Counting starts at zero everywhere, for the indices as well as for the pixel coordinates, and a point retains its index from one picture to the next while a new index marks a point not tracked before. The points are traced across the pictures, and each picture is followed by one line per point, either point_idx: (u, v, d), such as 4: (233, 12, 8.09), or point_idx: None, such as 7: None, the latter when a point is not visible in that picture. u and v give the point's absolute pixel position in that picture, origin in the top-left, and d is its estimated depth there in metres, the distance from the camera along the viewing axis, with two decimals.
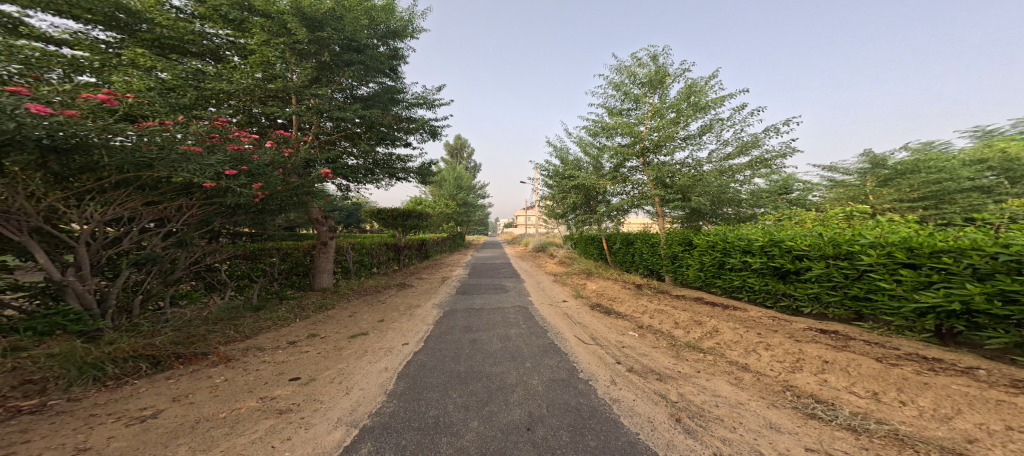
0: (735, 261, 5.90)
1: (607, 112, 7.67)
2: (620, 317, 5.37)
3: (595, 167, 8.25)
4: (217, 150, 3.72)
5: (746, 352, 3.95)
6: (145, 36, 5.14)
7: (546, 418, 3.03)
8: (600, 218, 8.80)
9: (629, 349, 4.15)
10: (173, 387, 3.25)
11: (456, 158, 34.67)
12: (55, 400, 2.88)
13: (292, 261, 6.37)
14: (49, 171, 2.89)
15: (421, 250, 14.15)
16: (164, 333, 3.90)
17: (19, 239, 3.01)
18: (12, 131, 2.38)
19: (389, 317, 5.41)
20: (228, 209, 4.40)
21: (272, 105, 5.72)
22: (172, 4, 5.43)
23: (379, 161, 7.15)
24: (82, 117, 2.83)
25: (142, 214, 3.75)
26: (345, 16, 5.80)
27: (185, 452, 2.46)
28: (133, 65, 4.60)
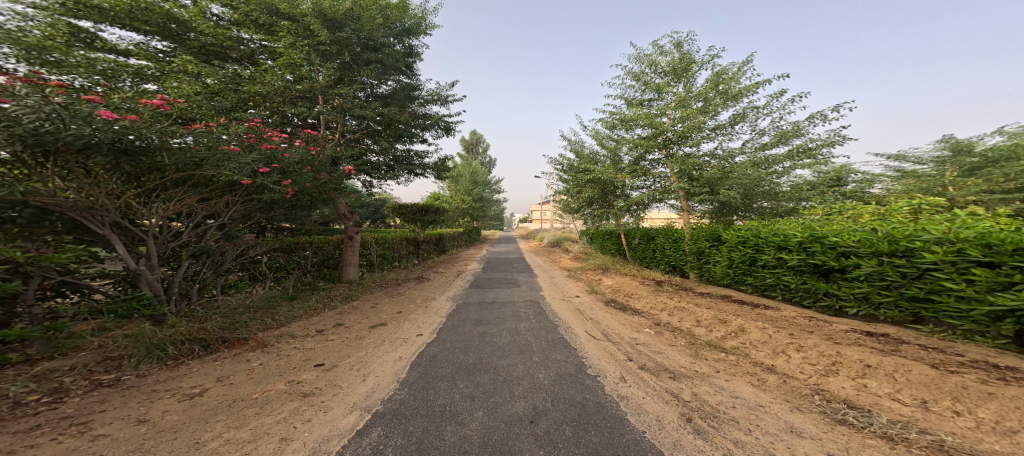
0: (770, 258, 5.45)
1: (627, 103, 7.46)
2: (636, 314, 5.20)
3: (614, 161, 8.06)
4: (254, 150, 4.16)
5: (774, 353, 3.65)
6: (193, 44, 5.83)
7: (550, 412, 3.05)
8: (617, 215, 8.43)
9: (643, 346, 4.00)
10: (218, 368, 3.67)
11: (473, 154, 35.32)
12: (127, 376, 3.39)
13: (324, 255, 7.04)
14: (123, 172, 3.40)
15: (438, 245, 14.63)
16: (214, 319, 4.41)
17: (103, 232, 3.55)
18: (89, 135, 2.82)
19: (406, 309, 5.67)
20: (265, 205, 4.87)
21: (301, 105, 6.13)
22: (214, 12, 6.09)
23: (399, 158, 7.59)
24: (143, 121, 3.27)
25: (196, 210, 4.29)
26: (362, 16, 6.06)
27: (222, 428, 2.79)
28: (185, 71, 5.46)
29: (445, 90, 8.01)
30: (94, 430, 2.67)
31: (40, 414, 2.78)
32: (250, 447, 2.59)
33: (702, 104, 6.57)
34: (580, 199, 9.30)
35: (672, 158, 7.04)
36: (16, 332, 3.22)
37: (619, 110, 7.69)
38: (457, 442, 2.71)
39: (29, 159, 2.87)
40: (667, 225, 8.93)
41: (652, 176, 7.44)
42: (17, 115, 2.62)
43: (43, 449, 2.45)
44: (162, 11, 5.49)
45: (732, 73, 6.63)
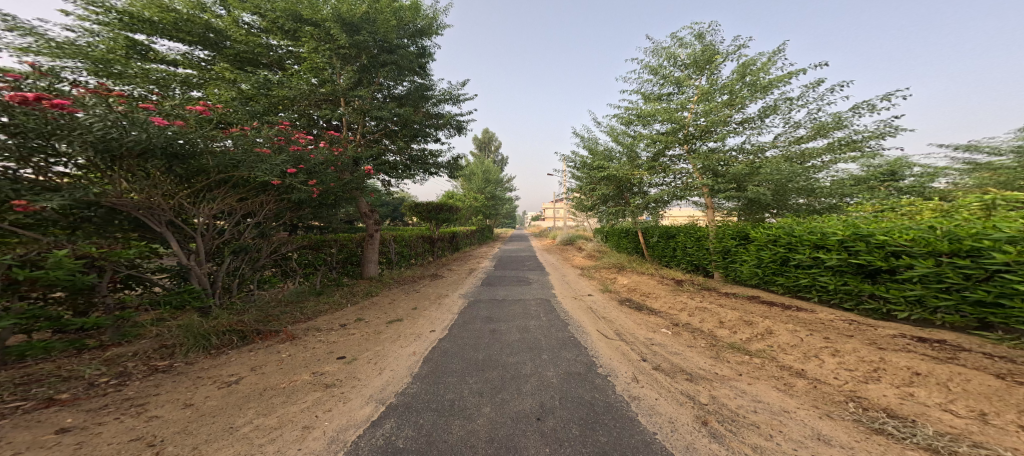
0: (805, 257, 5.05)
1: (645, 98, 7.32)
2: (653, 313, 5.01)
3: (630, 157, 7.91)
4: (284, 151, 4.53)
5: (805, 357, 3.38)
6: (229, 52, 6.29)
7: (558, 410, 3.02)
8: (637, 210, 8.23)
9: (659, 347, 3.85)
10: (253, 358, 3.99)
11: (486, 153, 35.76)
12: (178, 363, 3.78)
13: (347, 252, 7.42)
14: (174, 175, 3.84)
15: (451, 242, 15.01)
16: (251, 312, 4.80)
17: (160, 230, 4.01)
18: (145, 140, 3.19)
19: (421, 306, 5.85)
20: (294, 204, 5.26)
21: (325, 108, 6.52)
22: (246, 21, 6.48)
23: (414, 157, 7.85)
24: (189, 127, 3.65)
25: (236, 208, 4.73)
26: (377, 18, 6.38)
27: (253, 414, 3.03)
28: (223, 78, 5.89)
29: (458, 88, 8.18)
30: (148, 411, 2.99)
31: (107, 396, 3.16)
32: (277, 433, 2.79)
33: (728, 97, 6.47)
34: (594, 197, 9.38)
35: (692, 153, 6.90)
36: (92, 320, 3.69)
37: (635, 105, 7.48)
38: (464, 436, 2.75)
39: (100, 164, 3.32)
40: (689, 223, 8.54)
41: (673, 172, 7.24)
42: (89, 124, 3.03)
43: (108, 426, 2.77)
44: (201, 21, 6.06)
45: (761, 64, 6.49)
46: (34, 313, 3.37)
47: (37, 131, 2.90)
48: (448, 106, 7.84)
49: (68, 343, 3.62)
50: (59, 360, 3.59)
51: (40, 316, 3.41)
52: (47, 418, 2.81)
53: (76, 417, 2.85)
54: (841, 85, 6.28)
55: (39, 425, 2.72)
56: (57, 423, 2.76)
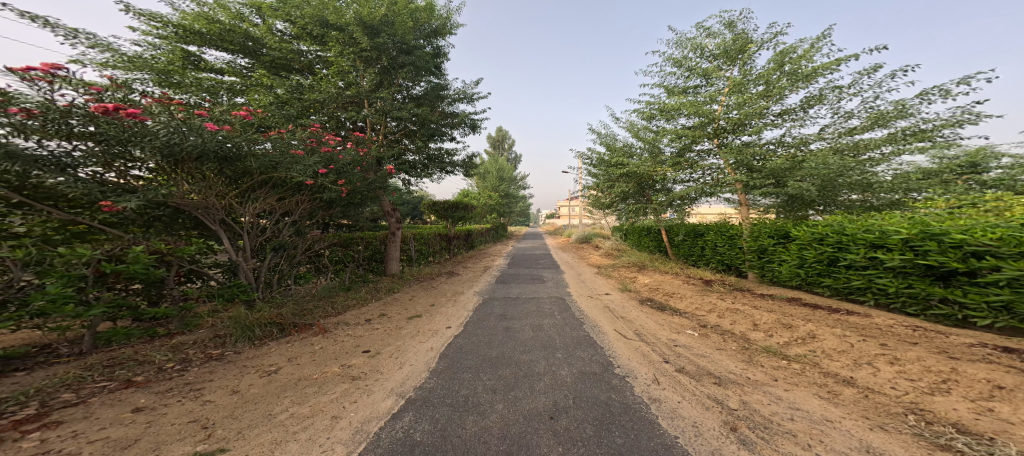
0: (858, 257, 4.53)
1: (669, 91, 7.64)
2: (676, 314, 4.73)
3: (652, 154, 8.03)
4: (315, 152, 4.95)
5: (855, 365, 3.00)
6: (266, 59, 6.82)
7: (572, 409, 2.92)
8: (659, 210, 8.49)
9: (683, 349, 3.60)
10: (290, 350, 4.28)
11: (500, 151, 36.28)
12: (229, 351, 4.15)
13: (373, 249, 7.83)
14: (224, 177, 4.29)
15: (467, 240, 15.40)
16: (289, 306, 5.18)
17: (214, 228, 4.49)
18: (200, 144, 3.65)
19: (438, 302, 6.00)
20: (325, 202, 5.66)
21: (352, 110, 6.98)
22: (279, 29, 6.96)
23: (432, 156, 8.25)
24: (236, 131, 4.10)
25: (275, 207, 5.18)
26: (395, 20, 6.71)
27: (288, 403, 3.23)
28: (261, 83, 6.43)
29: (471, 88, 8.45)
30: (203, 395, 3.31)
31: (172, 379, 3.54)
32: (309, 422, 2.95)
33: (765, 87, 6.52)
34: (613, 193, 9.29)
35: (723, 148, 7.01)
36: (162, 310, 4.17)
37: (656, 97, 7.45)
38: (477, 432, 2.74)
39: (166, 167, 3.85)
40: (720, 222, 8.10)
41: (704, 168, 7.27)
42: (156, 131, 3.52)
43: (172, 407, 3.10)
44: (241, 31, 6.56)
45: (804, 50, 6.51)
46: (119, 302, 3.90)
47: (118, 138, 3.43)
48: (462, 104, 8.14)
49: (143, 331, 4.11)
50: (134, 345, 4.09)
51: (123, 305, 3.89)
52: (126, 397, 3.20)
53: (147, 398, 3.21)
54: (906, 68, 5.70)
55: (120, 404, 3.10)
56: (133, 403, 3.13)
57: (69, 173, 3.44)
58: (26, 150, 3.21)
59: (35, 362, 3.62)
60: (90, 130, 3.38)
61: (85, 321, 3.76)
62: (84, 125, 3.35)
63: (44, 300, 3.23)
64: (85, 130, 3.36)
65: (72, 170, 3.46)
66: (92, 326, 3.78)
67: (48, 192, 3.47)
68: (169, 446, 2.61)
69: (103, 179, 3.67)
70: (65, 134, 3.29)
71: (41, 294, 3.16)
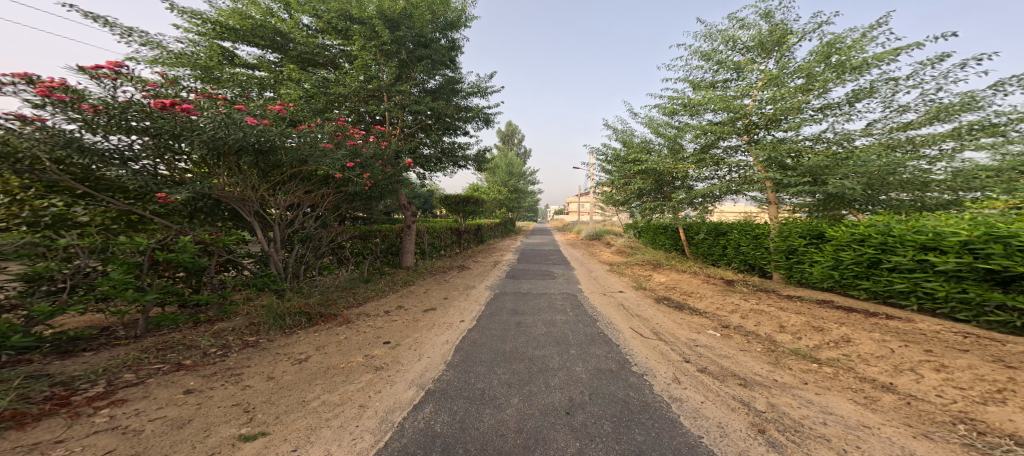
0: (905, 259, 4.21)
1: (694, 86, 7.54)
2: (696, 314, 4.55)
3: (673, 150, 7.95)
4: (341, 146, 5.19)
5: (896, 371, 2.77)
6: (292, 54, 7.10)
7: (588, 405, 2.89)
8: (677, 208, 8.28)
9: (704, 348, 3.45)
10: (316, 339, 4.44)
11: (509, 145, 36.67)
12: (262, 339, 4.37)
13: (390, 242, 8.08)
14: (258, 170, 4.54)
15: (478, 234, 15.62)
16: (315, 296, 5.41)
17: (248, 219, 4.75)
18: (240, 137, 3.89)
19: (451, 296, 6.09)
20: (347, 194, 5.88)
21: (372, 104, 7.22)
22: (305, 23, 7.20)
23: (446, 149, 8.49)
24: (270, 125, 4.36)
25: (302, 200, 5.44)
26: (413, 14, 6.87)
27: (319, 391, 3.36)
28: (289, 78, 6.70)
29: (485, 81, 8.59)
30: (243, 380, 3.51)
31: (214, 364, 3.77)
32: (339, 410, 3.06)
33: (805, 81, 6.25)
34: (628, 190, 9.35)
35: (752, 145, 6.87)
36: (204, 297, 4.45)
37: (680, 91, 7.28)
38: (494, 425, 2.77)
39: (209, 159, 4.14)
40: (743, 220, 7.79)
41: (732, 165, 7.03)
42: (203, 126, 3.78)
43: (217, 391, 3.30)
44: (271, 26, 6.82)
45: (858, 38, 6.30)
46: (170, 289, 4.19)
47: (169, 132, 3.72)
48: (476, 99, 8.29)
49: (188, 317, 4.40)
50: (180, 330, 4.38)
51: (172, 292, 4.18)
52: (177, 379, 3.44)
53: (195, 381, 3.44)
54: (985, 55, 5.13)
55: (172, 385, 3.33)
56: (183, 385, 3.36)
57: (128, 166, 3.78)
58: (93, 144, 3.55)
59: (99, 343, 3.94)
60: (146, 126, 3.69)
61: (140, 306, 4.06)
62: (140, 121, 3.66)
63: (108, 285, 3.54)
64: (141, 125, 3.67)
65: (129, 163, 3.78)
66: (145, 311, 4.07)
67: (110, 183, 3.82)
68: (217, 428, 2.77)
69: (156, 171, 4.00)
70: (125, 128, 3.61)
71: (106, 280, 3.47)
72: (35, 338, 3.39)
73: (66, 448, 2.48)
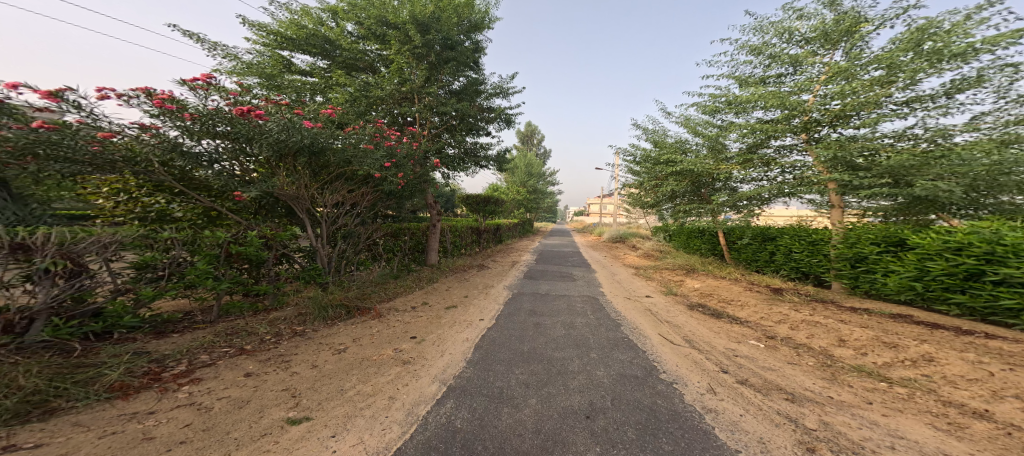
0: (1018, 272, 3.65)
1: (742, 81, 7.20)
2: (737, 323, 4.20)
3: (713, 149, 7.74)
4: (379, 146, 5.64)
5: (995, 397, 2.34)
6: (337, 59, 7.67)
7: (609, 410, 2.73)
8: (718, 211, 7.78)
9: (746, 359, 3.14)
10: (353, 331, 4.76)
11: (529, 147, 37.16)
12: (309, 329, 4.77)
13: (415, 240, 8.62)
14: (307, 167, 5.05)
15: (497, 234, 16.09)
16: (353, 291, 5.84)
17: (301, 216, 5.27)
18: (299, 138, 4.38)
19: (471, 294, 6.29)
20: (380, 192, 6.32)
21: (405, 105, 7.72)
22: (349, 31, 7.78)
23: (468, 150, 8.86)
24: (320, 127, 4.86)
25: (344, 200, 5.95)
26: (441, 16, 7.24)
27: (355, 381, 3.56)
28: (335, 83, 7.30)
29: (507, 82, 8.81)
30: (291, 367, 3.84)
31: (268, 349, 4.19)
32: (371, 400, 3.22)
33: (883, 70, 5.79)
34: (659, 193, 9.06)
35: (811, 144, 6.52)
36: (263, 287, 4.97)
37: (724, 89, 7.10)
38: (512, 425, 2.73)
39: (272, 160, 4.71)
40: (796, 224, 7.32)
41: (787, 166, 6.56)
42: (271, 129, 4.33)
43: (270, 376, 3.65)
44: (320, 35, 7.44)
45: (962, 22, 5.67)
46: (239, 280, 4.75)
47: (245, 135, 4.29)
48: (498, 99, 8.55)
49: (250, 306, 4.96)
50: (243, 318, 4.95)
51: (240, 282, 4.75)
52: (240, 363, 3.87)
53: (254, 365, 3.83)
54: None
55: (236, 368, 3.76)
56: (244, 368, 3.77)
57: (212, 167, 4.40)
58: (189, 148, 4.19)
59: (183, 326, 4.57)
60: (227, 131, 4.28)
61: (214, 294, 4.64)
62: (223, 126, 4.26)
63: (193, 274, 4.17)
64: (223, 130, 4.27)
65: (213, 164, 4.42)
66: (218, 299, 4.65)
67: (196, 182, 4.54)
68: (269, 411, 3.06)
69: (231, 170, 4.62)
70: (210, 133, 4.23)
71: (193, 270, 4.08)
72: (138, 318, 4.09)
73: (154, 419, 2.86)
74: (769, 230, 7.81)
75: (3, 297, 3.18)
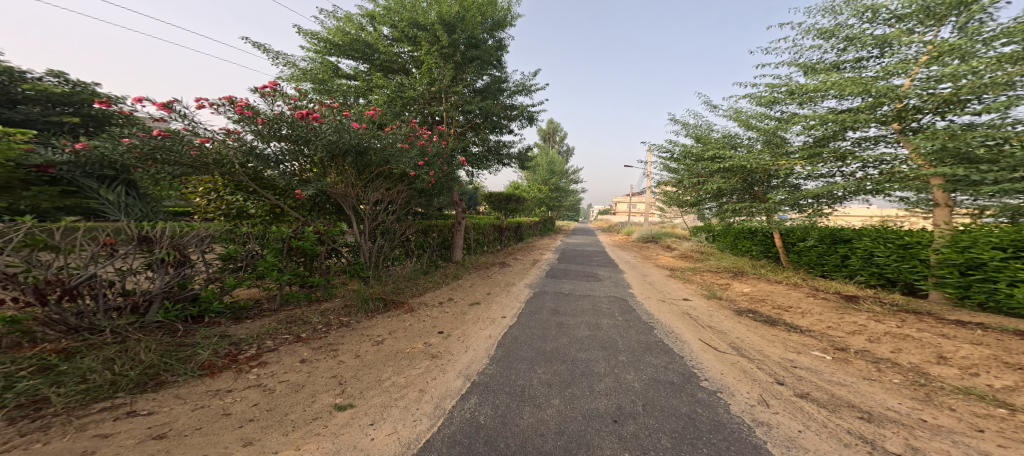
0: None
1: (809, 69, 7.24)
2: (799, 333, 4.12)
3: (770, 144, 7.71)
4: (413, 145, 5.97)
5: None
6: (376, 62, 8.13)
7: (640, 416, 2.50)
8: (772, 210, 7.80)
9: (811, 372, 2.91)
10: (390, 323, 4.94)
11: (550, 143, 39.10)
12: (354, 320, 5.03)
13: (442, 237, 9.06)
14: (353, 166, 5.50)
15: (517, 232, 16.34)
16: (390, 285, 6.14)
17: (346, 212, 5.73)
18: (346, 138, 4.84)
19: (493, 292, 6.41)
20: (411, 190, 6.65)
21: (434, 105, 8.10)
22: (386, 35, 8.18)
23: (492, 147, 9.20)
24: (364, 128, 5.32)
25: (382, 197, 6.35)
26: (465, 16, 7.56)
27: (391, 372, 3.61)
28: (375, 86, 7.84)
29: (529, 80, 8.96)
30: (337, 356, 4.02)
31: (321, 338, 4.46)
32: (403, 391, 3.24)
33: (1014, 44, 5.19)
34: (705, 192, 9.30)
35: (907, 135, 6.11)
36: (317, 279, 5.37)
37: (787, 79, 7.30)
38: (534, 424, 2.57)
39: (325, 160, 5.23)
40: (882, 225, 6.77)
41: (872, 160, 6.19)
42: (324, 131, 4.83)
43: (321, 363, 3.85)
44: (362, 40, 7.88)
45: None
46: (299, 275, 5.18)
47: (303, 137, 4.80)
48: (521, 96, 8.72)
49: (305, 296, 5.36)
50: (300, 307, 5.36)
51: (299, 275, 5.18)
52: (297, 349, 4.16)
53: (308, 352, 4.09)
54: None
55: (292, 353, 4.04)
56: (300, 355, 4.03)
57: (277, 167, 4.93)
58: (261, 151, 4.74)
59: (254, 312, 5.00)
60: (287, 133, 4.81)
61: (277, 284, 5.05)
62: (284, 129, 4.78)
63: (264, 266, 4.68)
64: (285, 133, 4.80)
65: (278, 164, 4.94)
66: (282, 288, 5.06)
67: (265, 182, 5.18)
68: (319, 396, 3.20)
69: (293, 170, 5.20)
70: (277, 136, 4.79)
71: (264, 262, 4.59)
72: (224, 304, 4.58)
73: (232, 397, 3.14)
74: (842, 233, 7.03)
75: (133, 281, 3.84)
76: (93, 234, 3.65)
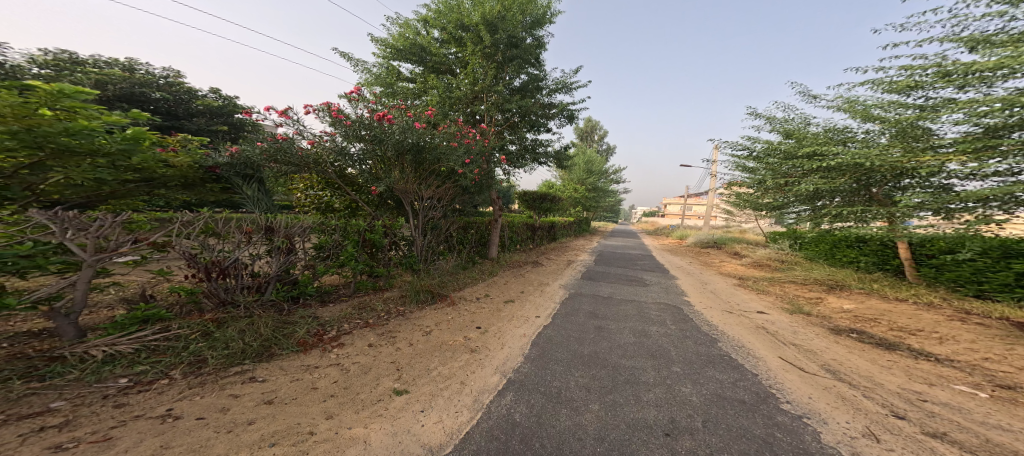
0: None
1: (976, 43, 5.73)
2: (939, 361, 3.32)
3: (904, 134, 6.30)
4: (460, 143, 6.37)
5: None
6: (428, 64, 8.80)
7: (698, 432, 2.13)
8: (897, 215, 6.38)
9: (950, 410, 2.36)
10: (441, 314, 5.20)
11: (588, 143, 37.95)
12: (410, 310, 5.41)
13: (479, 234, 9.35)
14: (412, 164, 6.07)
15: (551, 232, 16.04)
16: (437, 279, 6.52)
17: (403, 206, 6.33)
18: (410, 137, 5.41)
19: (526, 290, 6.31)
20: (456, 186, 7.06)
21: (476, 105, 8.55)
22: (437, 38, 8.81)
23: (530, 145, 9.36)
24: (423, 128, 5.86)
25: (433, 193, 6.85)
26: (507, 16, 7.86)
27: (438, 364, 3.71)
28: (428, 87, 8.57)
29: (570, 77, 8.87)
30: (396, 343, 4.30)
31: (384, 324, 4.88)
32: (445, 382, 3.30)
33: None
34: (796, 194, 8.02)
35: None
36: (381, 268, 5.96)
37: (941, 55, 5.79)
38: (571, 428, 2.36)
39: (392, 157, 5.87)
40: None
41: None
42: (394, 132, 5.45)
43: (384, 350, 4.15)
44: (414, 43, 8.47)
45: None
46: (367, 264, 5.82)
47: (379, 138, 5.47)
48: (560, 94, 8.70)
49: (371, 284, 5.98)
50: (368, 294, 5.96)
51: (368, 265, 5.82)
52: (365, 333, 4.61)
53: (374, 337, 4.48)
54: None
55: (363, 337, 4.49)
56: (367, 339, 4.43)
57: (358, 163, 5.68)
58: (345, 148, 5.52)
59: (335, 297, 5.70)
60: (366, 134, 5.51)
61: (352, 274, 5.69)
62: (363, 130, 5.49)
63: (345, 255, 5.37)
64: (363, 134, 5.50)
65: (359, 162, 5.68)
66: (355, 278, 5.70)
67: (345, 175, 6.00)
68: (382, 381, 3.42)
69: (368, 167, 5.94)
70: (357, 137, 5.53)
71: (345, 250, 5.30)
72: (314, 288, 5.31)
73: (319, 373, 3.58)
74: (1020, 246, 5.34)
75: (262, 264, 4.67)
76: (241, 222, 4.61)
